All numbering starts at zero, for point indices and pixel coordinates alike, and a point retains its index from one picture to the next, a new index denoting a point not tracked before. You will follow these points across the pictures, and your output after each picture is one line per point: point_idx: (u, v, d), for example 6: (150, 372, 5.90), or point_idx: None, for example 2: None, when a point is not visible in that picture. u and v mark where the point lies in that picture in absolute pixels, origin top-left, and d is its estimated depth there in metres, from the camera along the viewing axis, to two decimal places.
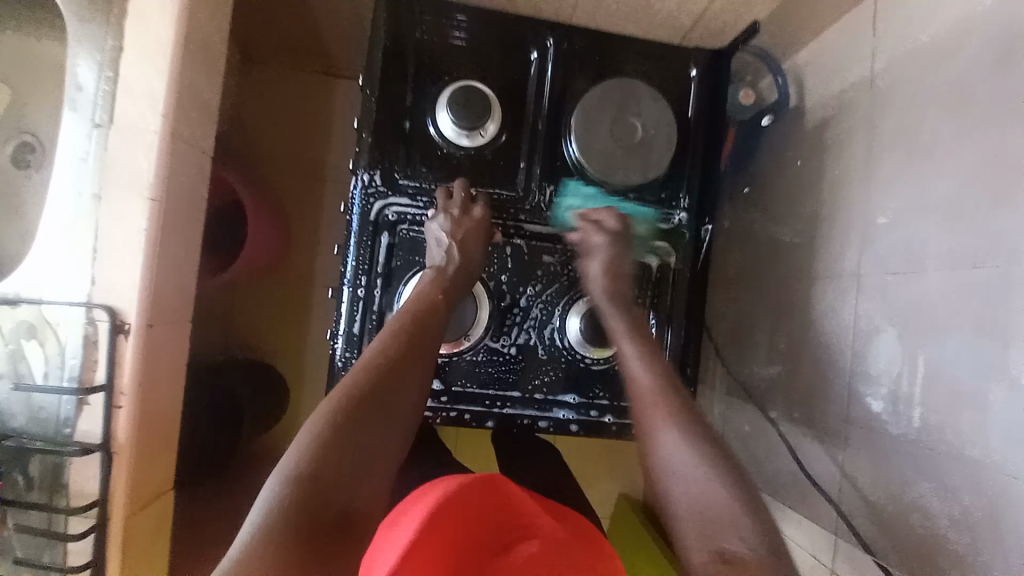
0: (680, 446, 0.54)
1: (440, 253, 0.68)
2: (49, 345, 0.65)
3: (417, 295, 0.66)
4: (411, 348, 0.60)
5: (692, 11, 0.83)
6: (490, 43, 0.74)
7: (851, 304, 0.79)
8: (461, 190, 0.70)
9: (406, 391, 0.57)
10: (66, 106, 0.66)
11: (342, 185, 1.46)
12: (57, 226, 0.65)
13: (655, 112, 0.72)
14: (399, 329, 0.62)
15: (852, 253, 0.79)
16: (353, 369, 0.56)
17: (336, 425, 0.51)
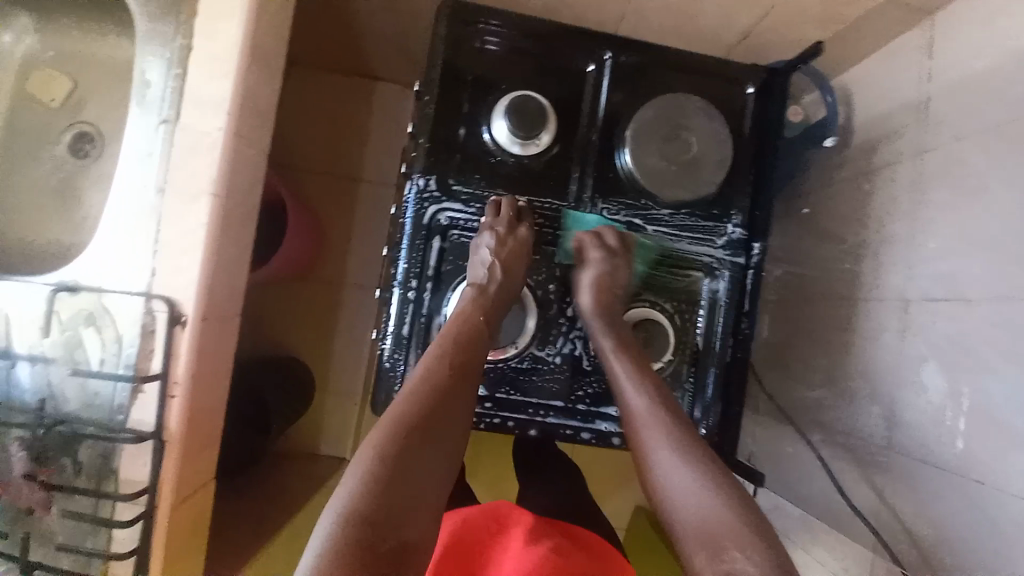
0: (676, 468, 0.54)
1: (484, 273, 0.69)
2: (106, 333, 0.67)
3: (461, 315, 0.66)
4: (455, 372, 0.60)
5: (749, 27, 0.83)
6: (548, 52, 0.74)
7: (895, 329, 0.78)
8: (508, 208, 0.70)
9: (454, 415, 0.57)
10: (135, 102, 0.67)
11: (376, 185, 1.48)
12: (122, 217, 0.67)
13: (710, 128, 0.72)
14: (442, 352, 0.62)
15: (899, 279, 0.78)
16: (399, 398, 0.57)
17: (389, 460, 0.51)
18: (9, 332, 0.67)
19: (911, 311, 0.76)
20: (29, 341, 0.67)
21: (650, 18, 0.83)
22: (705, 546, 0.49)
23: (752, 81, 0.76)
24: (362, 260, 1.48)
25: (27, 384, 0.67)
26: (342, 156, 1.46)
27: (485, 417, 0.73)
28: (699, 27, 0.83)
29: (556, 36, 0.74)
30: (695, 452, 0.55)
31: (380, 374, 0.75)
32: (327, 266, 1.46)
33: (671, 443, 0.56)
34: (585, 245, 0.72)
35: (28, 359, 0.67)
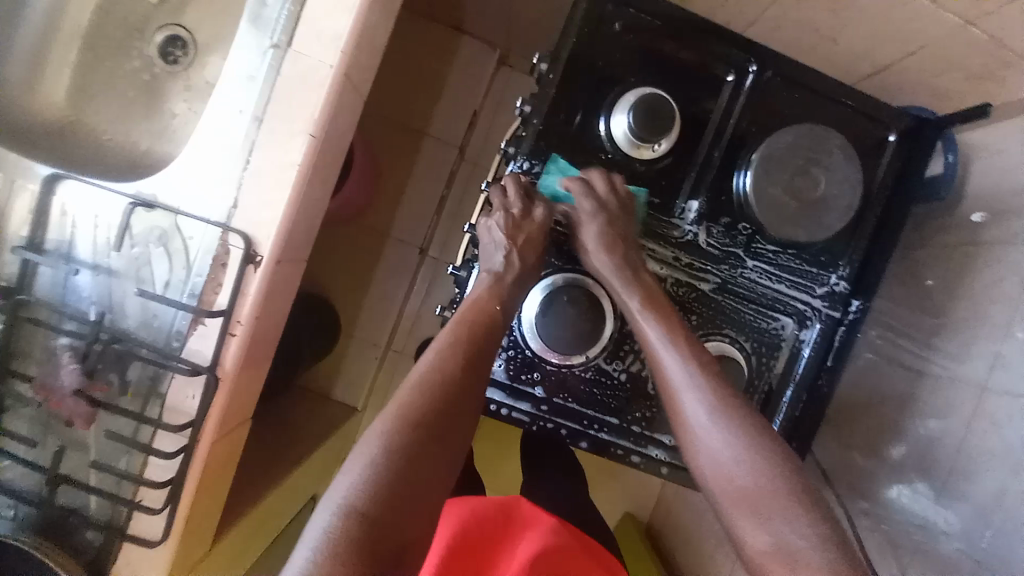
0: (717, 435, 0.55)
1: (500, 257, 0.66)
2: (176, 258, 0.64)
3: (473, 303, 0.63)
4: (463, 366, 0.57)
5: None
6: (689, 53, 0.68)
7: (963, 412, 0.66)
8: (515, 188, 0.67)
9: (458, 414, 0.55)
10: (248, 17, 0.62)
11: (440, 146, 1.42)
12: (212, 138, 0.63)
13: (843, 172, 0.67)
14: (453, 343, 0.59)
15: (979, 363, 0.65)
16: (406, 390, 0.55)
17: (391, 456, 0.50)
18: (74, 233, 0.64)
19: (991, 408, 0.62)
20: (95, 249, 0.64)
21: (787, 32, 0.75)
22: (744, 502, 0.51)
23: (896, 129, 0.72)
24: (411, 219, 1.44)
25: (89, 290, 0.65)
26: (414, 108, 1.41)
27: (539, 421, 0.70)
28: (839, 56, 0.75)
29: (703, 37, 0.68)
30: (736, 413, 0.55)
31: None
32: (376, 219, 1.43)
33: (706, 401, 0.56)
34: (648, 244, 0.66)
35: (92, 267, 0.64)
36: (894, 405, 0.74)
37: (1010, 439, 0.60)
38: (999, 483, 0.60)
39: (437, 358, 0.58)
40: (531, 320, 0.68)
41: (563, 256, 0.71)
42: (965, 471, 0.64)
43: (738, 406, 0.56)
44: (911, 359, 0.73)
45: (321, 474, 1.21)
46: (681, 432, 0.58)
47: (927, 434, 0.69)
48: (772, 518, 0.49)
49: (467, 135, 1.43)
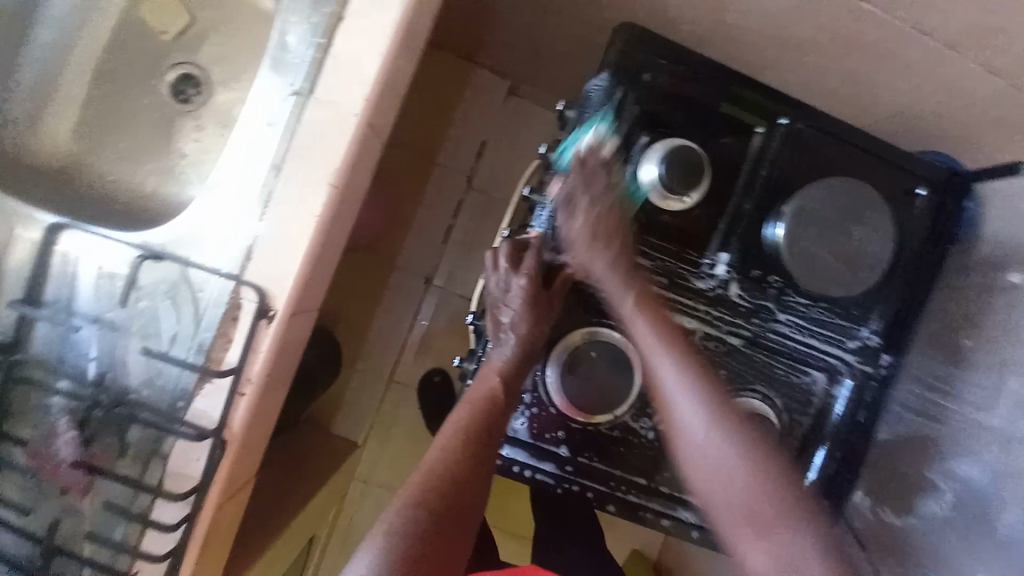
0: (686, 394, 0.57)
1: (511, 338, 0.65)
2: (184, 313, 0.61)
3: (477, 382, 0.64)
4: (477, 441, 0.60)
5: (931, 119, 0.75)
6: (720, 104, 0.67)
7: (988, 463, 0.65)
8: (505, 254, 0.69)
9: (466, 498, 0.57)
10: (269, 63, 0.60)
11: (448, 176, 1.41)
12: (227, 188, 0.60)
13: (880, 227, 0.65)
14: (459, 426, 0.61)
15: (1004, 413, 0.64)
16: (416, 476, 0.57)
17: (402, 544, 0.52)
18: (75, 290, 0.61)
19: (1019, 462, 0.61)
20: (96, 305, 0.61)
21: (802, 74, 0.73)
22: (750, 519, 0.52)
23: (925, 183, 0.71)
24: (418, 249, 1.41)
25: (89, 348, 0.61)
26: (423, 137, 1.39)
27: (564, 482, 0.67)
28: (858, 97, 0.74)
29: (731, 86, 0.67)
30: (731, 416, 0.56)
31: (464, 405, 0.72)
32: (380, 248, 1.40)
33: (699, 407, 0.56)
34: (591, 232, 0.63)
35: (93, 324, 0.61)
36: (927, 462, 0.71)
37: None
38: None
39: (446, 443, 0.60)
40: (556, 373, 0.66)
41: (589, 308, 0.68)
42: (991, 521, 0.63)
43: (731, 412, 0.56)
44: (935, 409, 0.71)
45: (323, 516, 1.16)
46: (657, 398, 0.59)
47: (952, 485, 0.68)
48: (778, 536, 0.50)
49: (474, 164, 1.41)
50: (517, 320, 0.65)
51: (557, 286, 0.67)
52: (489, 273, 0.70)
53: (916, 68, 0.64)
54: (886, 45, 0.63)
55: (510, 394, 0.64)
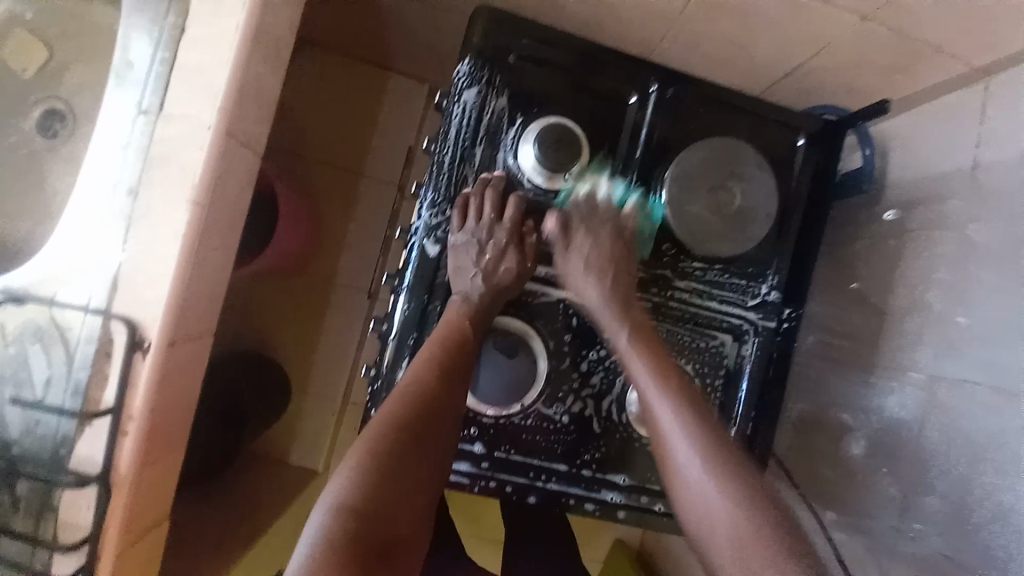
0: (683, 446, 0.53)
1: (481, 284, 0.63)
2: (56, 354, 0.58)
3: (446, 321, 0.62)
4: (424, 410, 0.55)
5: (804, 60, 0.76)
6: (591, 77, 0.67)
7: (907, 395, 0.69)
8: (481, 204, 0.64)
9: (440, 426, 0.55)
10: (113, 84, 0.58)
11: (378, 185, 1.39)
12: (82, 218, 0.58)
13: (759, 182, 0.66)
14: (431, 359, 0.58)
15: (921, 347, 0.69)
16: (390, 401, 0.55)
17: (377, 459, 0.49)
18: None
19: (945, 398, 0.65)
20: None
21: (693, 44, 0.78)
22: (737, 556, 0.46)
23: (806, 133, 0.71)
24: (356, 263, 1.39)
25: None
26: (347, 150, 1.38)
27: (480, 480, 0.65)
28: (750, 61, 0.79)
29: (599, 59, 0.66)
30: (726, 465, 0.51)
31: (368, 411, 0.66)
32: (316, 266, 1.38)
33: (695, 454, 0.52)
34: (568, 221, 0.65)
35: None
36: (853, 415, 0.76)
37: (954, 423, 0.63)
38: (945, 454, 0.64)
39: (416, 373, 0.57)
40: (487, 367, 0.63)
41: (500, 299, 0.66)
42: (924, 462, 0.66)
43: (735, 467, 0.51)
44: (854, 347, 0.78)
45: (281, 548, 1.13)
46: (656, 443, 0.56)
47: (878, 429, 0.72)
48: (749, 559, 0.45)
49: (404, 170, 1.39)
50: (488, 270, 0.63)
51: (530, 248, 0.65)
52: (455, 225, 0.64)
53: (793, 28, 0.69)
54: (759, 10, 0.68)
55: (478, 340, 0.61)
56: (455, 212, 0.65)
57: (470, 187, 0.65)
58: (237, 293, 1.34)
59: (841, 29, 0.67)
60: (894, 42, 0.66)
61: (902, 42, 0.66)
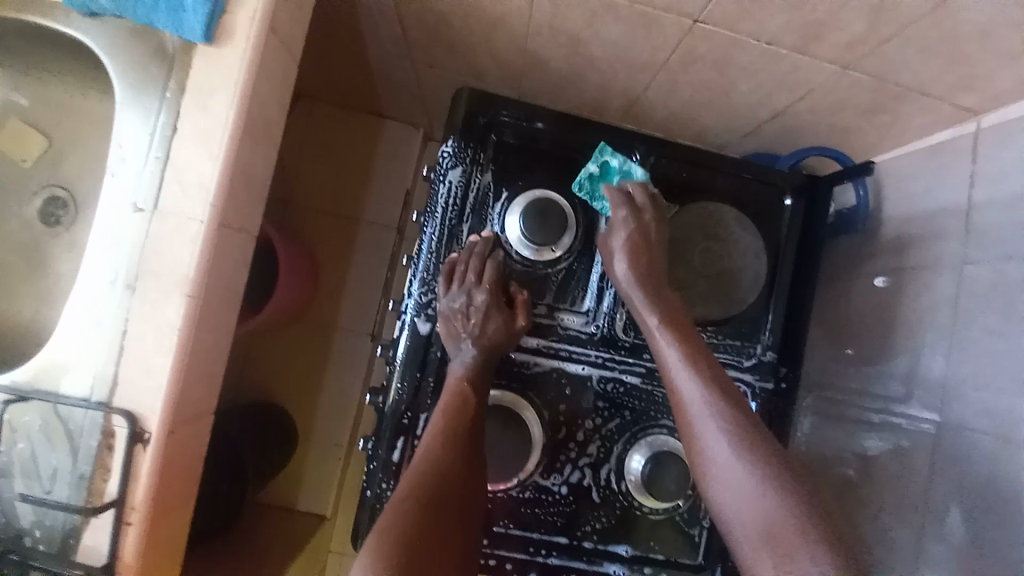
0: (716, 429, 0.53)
1: (471, 346, 0.63)
2: (61, 448, 0.59)
3: (449, 390, 0.60)
4: (439, 489, 0.53)
5: (789, 104, 0.77)
6: (575, 149, 0.68)
7: (915, 446, 0.67)
8: (465, 272, 0.64)
9: (455, 505, 0.53)
10: (108, 184, 0.59)
11: (377, 230, 1.41)
12: (84, 314, 0.59)
13: (747, 245, 0.68)
14: (440, 433, 0.57)
15: (923, 397, 0.68)
16: (404, 483, 0.53)
17: (396, 550, 0.47)
18: None
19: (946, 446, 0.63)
20: None
21: (677, 90, 0.81)
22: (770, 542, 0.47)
23: (791, 192, 0.72)
24: (359, 307, 1.41)
25: None
26: (346, 197, 1.40)
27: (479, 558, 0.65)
28: (732, 105, 0.82)
29: (581, 131, 0.68)
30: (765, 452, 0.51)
31: (364, 492, 0.65)
32: (319, 312, 1.39)
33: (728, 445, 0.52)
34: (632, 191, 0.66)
35: None
36: (856, 468, 0.75)
37: (959, 470, 0.62)
38: (961, 511, 0.61)
39: (427, 450, 0.56)
40: (492, 440, 0.63)
41: (501, 372, 0.66)
42: (933, 512, 0.64)
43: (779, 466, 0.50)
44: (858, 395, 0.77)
45: None
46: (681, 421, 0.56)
47: (884, 479, 0.71)
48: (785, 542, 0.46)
49: (402, 214, 1.41)
50: (477, 332, 0.63)
51: (519, 305, 0.65)
52: (441, 295, 0.65)
53: (773, 75, 0.72)
54: (737, 60, 0.70)
55: (484, 408, 0.60)
56: (441, 280, 0.65)
57: (458, 251, 0.66)
58: (240, 343, 1.36)
59: (823, 77, 0.70)
60: (875, 86, 0.69)
61: (884, 85, 0.68)
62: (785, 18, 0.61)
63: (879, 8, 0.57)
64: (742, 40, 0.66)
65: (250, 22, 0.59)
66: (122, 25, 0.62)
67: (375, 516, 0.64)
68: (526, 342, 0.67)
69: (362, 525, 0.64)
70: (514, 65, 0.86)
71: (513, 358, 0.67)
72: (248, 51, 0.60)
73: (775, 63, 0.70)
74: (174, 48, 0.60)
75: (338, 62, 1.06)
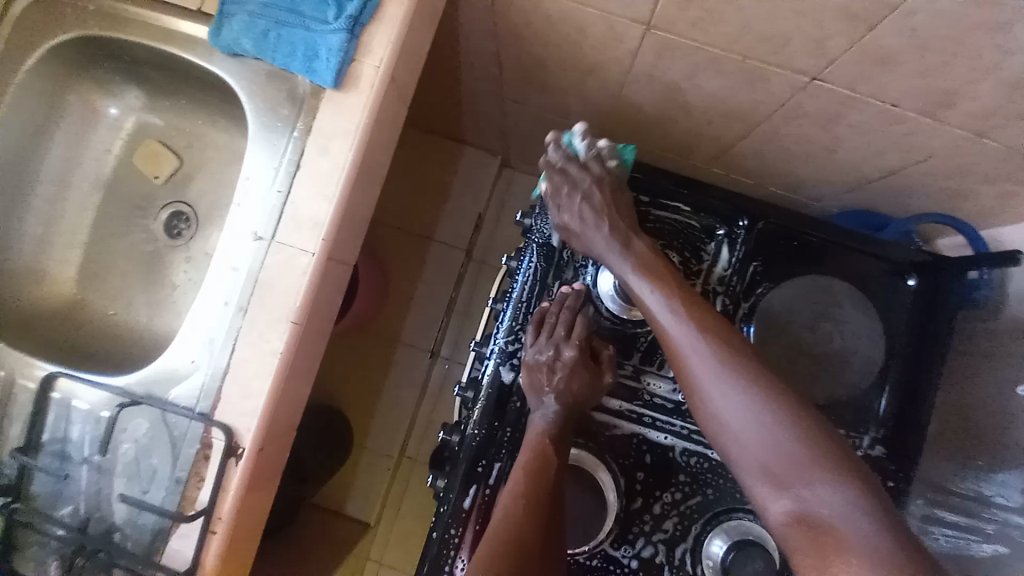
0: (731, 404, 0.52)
1: (553, 401, 0.61)
2: (162, 451, 0.63)
3: (527, 447, 0.59)
4: (519, 557, 0.52)
5: (911, 172, 0.71)
6: (679, 211, 0.69)
7: None
8: (555, 323, 0.63)
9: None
10: (234, 213, 0.64)
11: (447, 251, 1.44)
12: (201, 330, 0.64)
13: (857, 325, 0.68)
14: (519, 495, 0.56)
15: None
16: (484, 547, 0.53)
17: None
18: (71, 431, 0.65)
19: None
20: (84, 446, 0.64)
21: (779, 143, 0.77)
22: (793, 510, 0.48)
23: (913, 271, 0.72)
24: (422, 324, 1.43)
25: (79, 488, 0.64)
26: (422, 217, 1.44)
27: None
28: (838, 162, 0.76)
29: (686, 193, 0.69)
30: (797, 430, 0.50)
31: (432, 533, 0.65)
32: (385, 326, 1.43)
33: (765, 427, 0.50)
34: (565, 166, 0.65)
35: (84, 464, 0.64)
36: None
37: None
38: None
39: (505, 510, 0.55)
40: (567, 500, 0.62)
41: (584, 432, 0.65)
42: None
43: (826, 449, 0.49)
44: (970, 502, 0.66)
45: None
46: (697, 400, 0.55)
47: None
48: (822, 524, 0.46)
49: (473, 237, 1.44)
50: (560, 388, 0.61)
51: (604, 362, 0.63)
52: (526, 343, 0.65)
53: (888, 138, 0.67)
54: (849, 119, 0.66)
55: (562, 470, 0.58)
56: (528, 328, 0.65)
57: (549, 301, 0.66)
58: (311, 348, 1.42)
59: (944, 143, 0.64)
60: (1013, 158, 0.61)
61: (1016, 155, 0.61)
62: (908, 83, 0.57)
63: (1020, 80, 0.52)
64: (858, 100, 0.62)
65: (374, 71, 0.63)
66: (259, 65, 0.67)
67: (440, 563, 0.63)
68: (609, 402, 0.65)
69: (425, 566, 0.63)
70: (608, 108, 0.85)
71: (599, 419, 0.65)
72: (370, 96, 0.63)
73: (901, 129, 0.65)
74: (305, 91, 0.65)
75: (433, 91, 1.09)
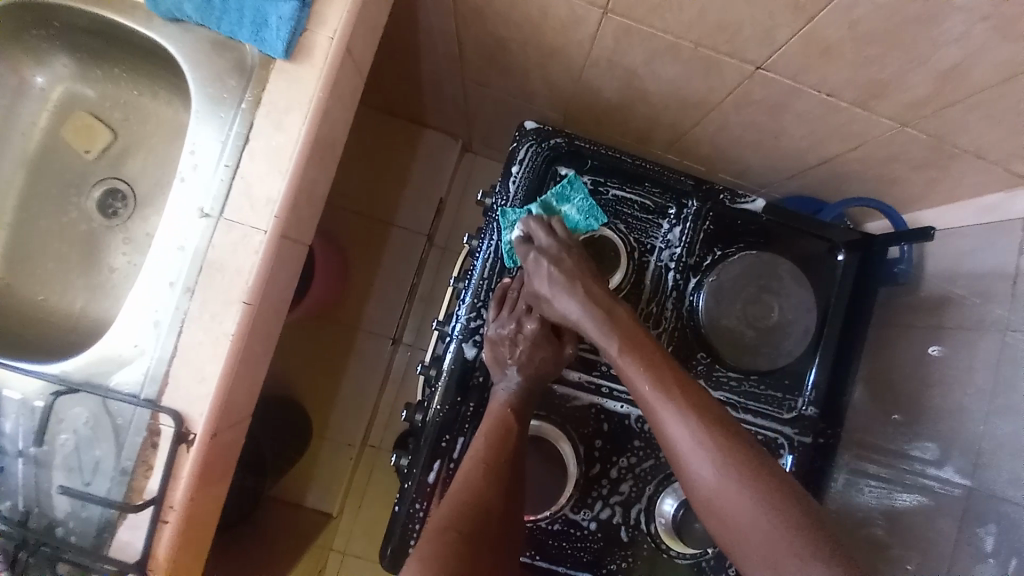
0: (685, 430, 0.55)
1: (516, 372, 0.63)
2: (105, 440, 0.60)
3: (490, 417, 0.61)
4: (478, 519, 0.53)
5: (843, 157, 0.77)
6: (632, 194, 0.73)
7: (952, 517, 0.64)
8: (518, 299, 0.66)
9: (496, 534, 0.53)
10: (178, 188, 0.61)
11: (407, 236, 1.42)
12: (145, 312, 0.61)
13: (797, 299, 0.72)
14: (479, 460, 0.57)
15: (955, 463, 0.65)
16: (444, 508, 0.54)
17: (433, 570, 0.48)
18: (3, 422, 0.61)
19: (978, 512, 0.62)
20: (18, 438, 0.61)
21: (727, 129, 0.81)
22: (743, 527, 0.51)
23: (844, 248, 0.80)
24: (382, 311, 1.41)
25: (16, 481, 0.60)
26: (381, 201, 1.41)
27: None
28: (779, 148, 0.81)
29: (637, 176, 0.73)
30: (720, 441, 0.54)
31: (396, 508, 0.66)
32: (344, 313, 1.40)
33: (701, 445, 0.54)
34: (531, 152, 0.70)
35: (21, 457, 0.61)
36: (885, 527, 0.72)
37: (986, 534, 0.60)
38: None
39: (465, 474, 0.57)
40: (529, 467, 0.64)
41: (545, 405, 0.67)
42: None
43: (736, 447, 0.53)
44: (890, 455, 0.73)
45: None
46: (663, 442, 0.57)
47: (914, 545, 0.67)
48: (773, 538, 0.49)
49: (434, 223, 1.43)
50: (523, 360, 0.63)
51: (565, 336, 0.66)
52: (489, 318, 0.66)
53: (823, 125, 0.72)
54: (787, 106, 0.70)
55: (522, 437, 0.60)
56: (491, 304, 0.67)
57: (511, 278, 0.67)
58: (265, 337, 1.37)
59: (877, 132, 0.69)
60: (929, 144, 0.67)
61: (936, 142, 0.67)
62: (847, 73, 0.61)
63: (949, 71, 0.57)
64: (800, 88, 0.66)
65: (328, 41, 0.61)
66: (203, 32, 0.64)
67: (407, 537, 0.64)
68: (568, 374, 0.67)
69: (393, 540, 0.64)
70: (566, 91, 0.86)
71: (559, 391, 0.67)
72: (324, 70, 0.61)
73: (833, 116, 0.70)
74: (253, 62, 0.62)
75: (389, 72, 1.07)
